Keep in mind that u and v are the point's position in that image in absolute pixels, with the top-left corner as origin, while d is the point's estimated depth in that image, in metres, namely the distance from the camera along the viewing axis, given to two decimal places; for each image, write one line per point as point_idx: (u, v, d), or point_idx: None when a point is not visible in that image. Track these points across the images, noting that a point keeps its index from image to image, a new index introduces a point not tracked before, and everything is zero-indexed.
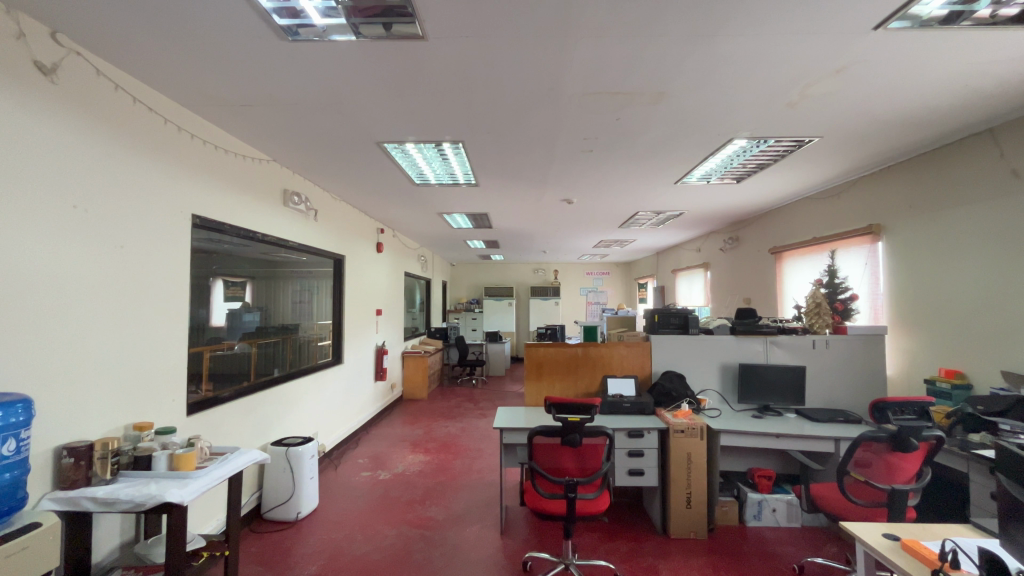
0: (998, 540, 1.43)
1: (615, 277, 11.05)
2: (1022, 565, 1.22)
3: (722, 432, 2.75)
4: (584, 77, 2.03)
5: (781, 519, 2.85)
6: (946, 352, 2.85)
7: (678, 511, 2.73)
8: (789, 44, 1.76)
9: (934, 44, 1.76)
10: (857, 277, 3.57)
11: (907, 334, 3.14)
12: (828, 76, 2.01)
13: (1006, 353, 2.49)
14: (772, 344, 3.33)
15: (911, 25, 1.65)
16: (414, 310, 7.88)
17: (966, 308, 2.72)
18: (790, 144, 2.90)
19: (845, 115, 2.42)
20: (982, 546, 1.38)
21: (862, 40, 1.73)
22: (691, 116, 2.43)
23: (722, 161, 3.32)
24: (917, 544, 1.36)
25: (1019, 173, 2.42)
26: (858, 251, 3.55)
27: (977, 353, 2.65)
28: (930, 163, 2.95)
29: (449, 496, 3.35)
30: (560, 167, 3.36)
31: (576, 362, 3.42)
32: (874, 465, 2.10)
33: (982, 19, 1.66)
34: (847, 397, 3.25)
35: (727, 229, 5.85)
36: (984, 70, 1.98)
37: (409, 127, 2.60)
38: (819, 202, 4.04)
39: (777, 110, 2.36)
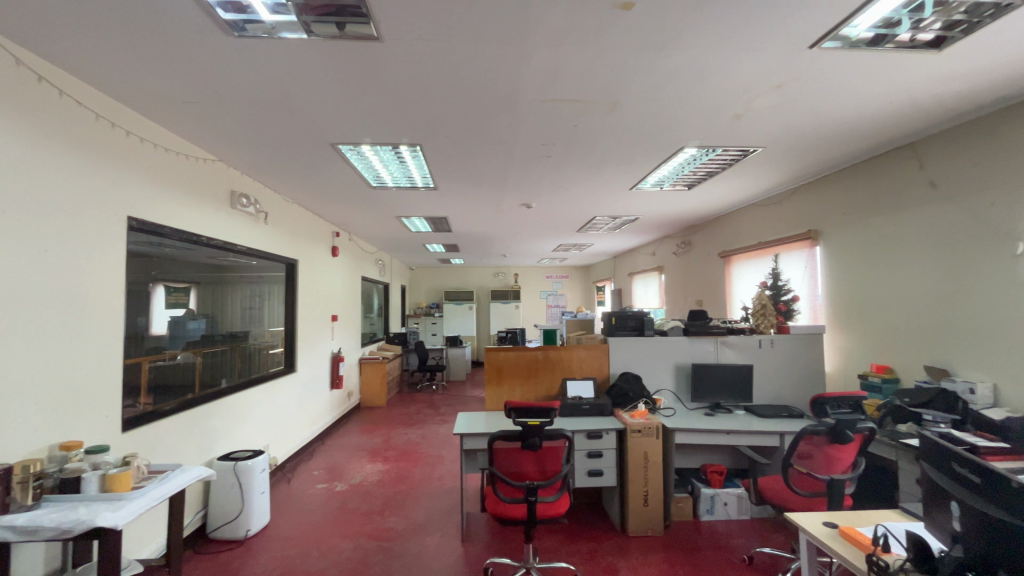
0: (922, 523, 1.54)
1: (574, 280, 11.25)
2: (940, 545, 1.32)
3: (675, 430, 2.83)
4: (541, 84, 2.05)
5: (733, 512, 2.97)
6: (877, 349, 3.06)
7: (636, 509, 2.79)
8: (733, 58, 1.85)
9: (862, 64, 1.90)
10: (798, 279, 3.79)
11: (843, 333, 3.36)
12: (769, 91, 2.13)
13: (929, 348, 2.70)
14: (722, 344, 3.47)
15: (842, 45, 1.76)
16: (373, 315, 7.71)
17: (894, 308, 2.93)
18: (736, 153, 3.05)
19: (785, 127, 2.57)
20: (910, 529, 1.47)
21: (799, 58, 1.84)
22: (644, 124, 2.51)
23: (673, 169, 3.44)
24: (852, 531, 1.44)
25: (936, 184, 2.65)
26: (799, 255, 3.77)
27: (905, 349, 2.85)
28: (860, 174, 3.18)
29: (409, 505, 3.28)
30: (519, 172, 3.38)
31: (536, 366, 3.44)
32: (815, 456, 2.22)
33: (902, 42, 1.80)
34: (790, 394, 3.44)
35: (680, 234, 6.08)
36: (906, 89, 2.15)
37: (365, 129, 2.55)
38: (763, 209, 4.26)
39: (723, 121, 2.48)
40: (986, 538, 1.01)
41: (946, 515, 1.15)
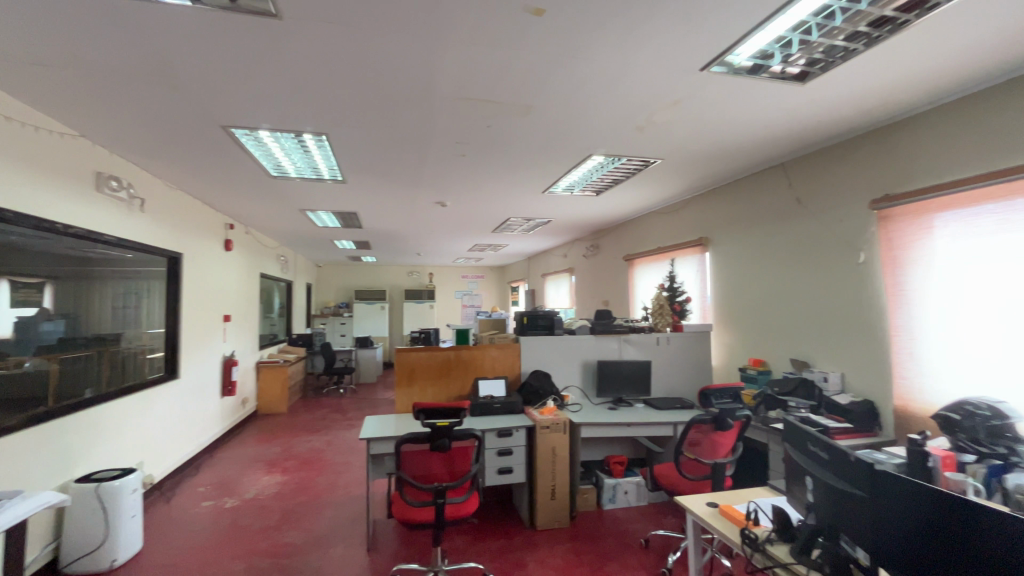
0: (784, 497, 1.75)
1: (489, 280, 11.33)
2: (797, 515, 1.52)
3: (582, 425, 2.95)
4: (455, 82, 2.03)
5: (632, 499, 3.17)
6: (754, 345, 3.44)
7: (544, 503, 2.87)
8: (636, 73, 1.97)
9: (744, 90, 2.12)
10: (691, 281, 4.14)
11: (727, 331, 3.73)
12: (667, 107, 2.31)
13: (794, 343, 3.09)
14: (625, 342, 3.68)
15: (727, 70, 1.96)
16: (273, 315, 7.15)
17: (768, 309, 3.32)
18: (639, 163, 3.26)
19: (681, 142, 2.79)
20: (775, 504, 1.67)
21: (692, 79, 2.01)
22: (556, 130, 2.59)
23: (583, 174, 3.59)
24: (730, 508, 1.60)
25: (801, 201, 3.04)
26: (692, 260, 4.13)
27: (776, 345, 3.24)
28: (742, 189, 3.55)
29: (310, 517, 3.08)
30: (433, 169, 3.33)
31: (448, 366, 3.40)
32: (703, 443, 2.43)
33: (775, 73, 2.03)
34: (683, 387, 3.74)
35: (589, 238, 6.37)
36: (778, 116, 2.45)
37: (264, 114, 2.35)
38: (662, 216, 4.61)
39: (628, 132, 2.64)
40: (832, 508, 1.15)
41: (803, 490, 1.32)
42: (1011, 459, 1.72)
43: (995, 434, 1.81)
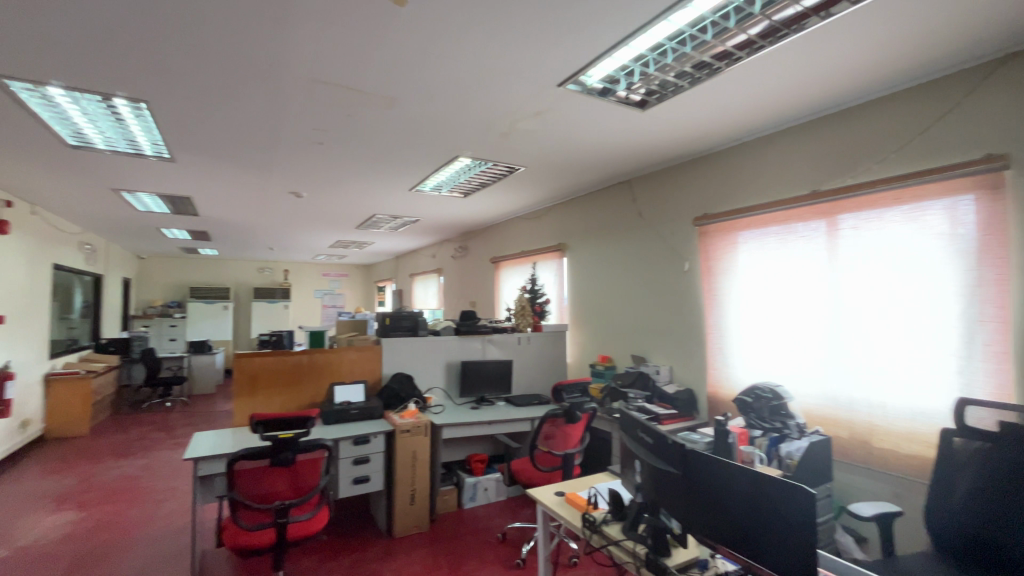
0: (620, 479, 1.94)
1: (353, 279, 10.70)
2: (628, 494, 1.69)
3: (443, 426, 2.92)
4: (308, 63, 1.87)
5: (492, 496, 3.25)
6: (603, 343, 3.79)
7: (403, 509, 2.79)
8: (499, 80, 2.02)
9: (596, 109, 2.31)
10: (550, 284, 4.41)
11: (581, 330, 4.05)
12: (529, 117, 2.41)
13: (635, 341, 3.47)
14: (488, 341, 3.77)
15: (580, 89, 2.11)
16: (73, 316, 5.83)
17: (614, 310, 3.67)
18: (504, 169, 3.36)
19: (542, 152, 2.95)
20: (612, 486, 1.83)
21: (551, 93, 2.14)
22: (422, 127, 2.54)
23: (450, 175, 3.59)
24: (575, 495, 1.71)
25: (642, 214, 3.43)
26: (551, 264, 4.39)
27: (620, 342, 3.61)
28: (595, 200, 3.89)
29: (114, 559, 2.56)
30: (286, 156, 3.02)
31: (299, 371, 3.12)
32: (557, 436, 2.59)
33: (621, 98, 2.22)
34: (541, 383, 3.95)
35: (458, 239, 6.40)
36: (624, 138, 2.72)
37: (53, 67, 1.89)
38: (526, 221, 4.83)
39: (493, 137, 2.70)
40: (655, 487, 1.30)
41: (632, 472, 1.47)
42: (785, 431, 2.16)
43: (775, 411, 2.22)
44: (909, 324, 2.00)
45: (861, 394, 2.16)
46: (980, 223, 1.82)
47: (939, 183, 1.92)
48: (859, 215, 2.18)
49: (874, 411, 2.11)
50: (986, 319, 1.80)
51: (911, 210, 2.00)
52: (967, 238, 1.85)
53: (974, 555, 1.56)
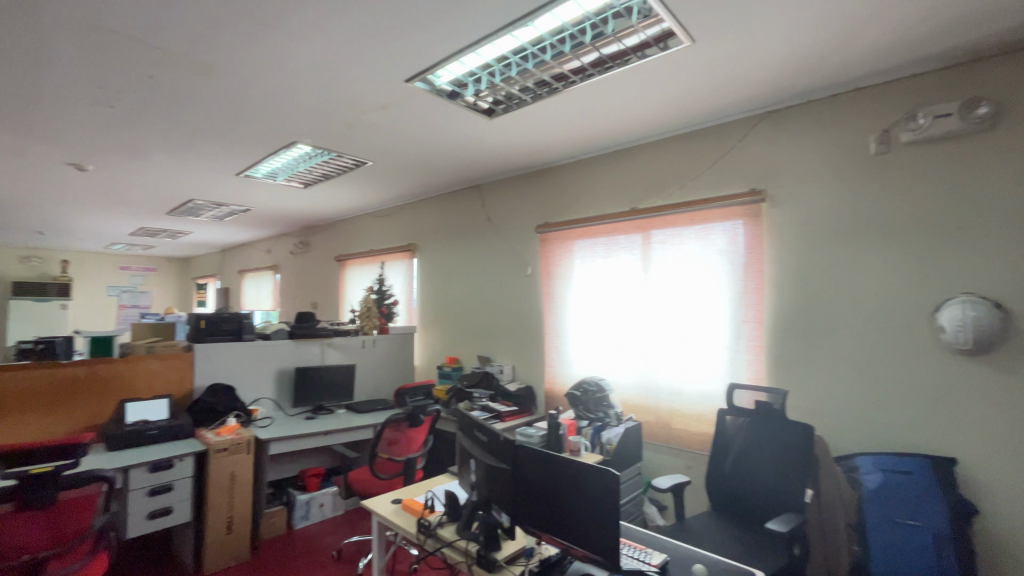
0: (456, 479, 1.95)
1: (163, 274, 9.02)
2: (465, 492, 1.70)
3: (271, 441, 2.59)
4: (86, 4, 1.50)
5: (328, 512, 3.01)
6: (451, 344, 3.81)
7: (216, 541, 2.42)
8: (340, 66, 1.88)
9: (445, 111, 2.30)
10: (399, 285, 4.28)
11: (430, 332, 4.01)
12: (375, 110, 2.30)
13: (481, 342, 3.56)
14: (328, 345, 3.48)
15: (428, 88, 2.08)
16: None
17: (463, 312, 3.72)
18: (350, 161, 3.16)
19: (391, 148, 2.85)
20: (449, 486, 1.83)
21: (398, 88, 2.07)
22: (249, 105, 2.25)
23: (288, 163, 3.25)
24: (412, 501, 1.67)
25: (490, 219, 3.54)
26: (400, 264, 4.27)
27: (467, 344, 3.67)
28: (446, 202, 3.90)
29: None
30: (57, 117, 2.39)
31: (72, 388, 2.52)
32: (400, 441, 2.50)
33: (469, 103, 2.25)
34: (387, 388, 3.81)
35: (298, 233, 5.84)
36: (474, 143, 2.78)
37: None
38: (375, 219, 4.62)
39: (336, 126, 2.51)
40: (488, 484, 1.35)
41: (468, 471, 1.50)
42: (606, 420, 2.44)
43: (599, 403, 2.49)
44: (698, 323, 2.41)
45: (664, 383, 2.52)
46: (746, 242, 2.28)
47: (720, 208, 2.36)
48: (666, 231, 2.55)
49: (673, 397, 2.49)
50: (748, 319, 2.26)
51: (702, 229, 2.42)
52: (738, 253, 2.30)
53: (738, 507, 1.95)
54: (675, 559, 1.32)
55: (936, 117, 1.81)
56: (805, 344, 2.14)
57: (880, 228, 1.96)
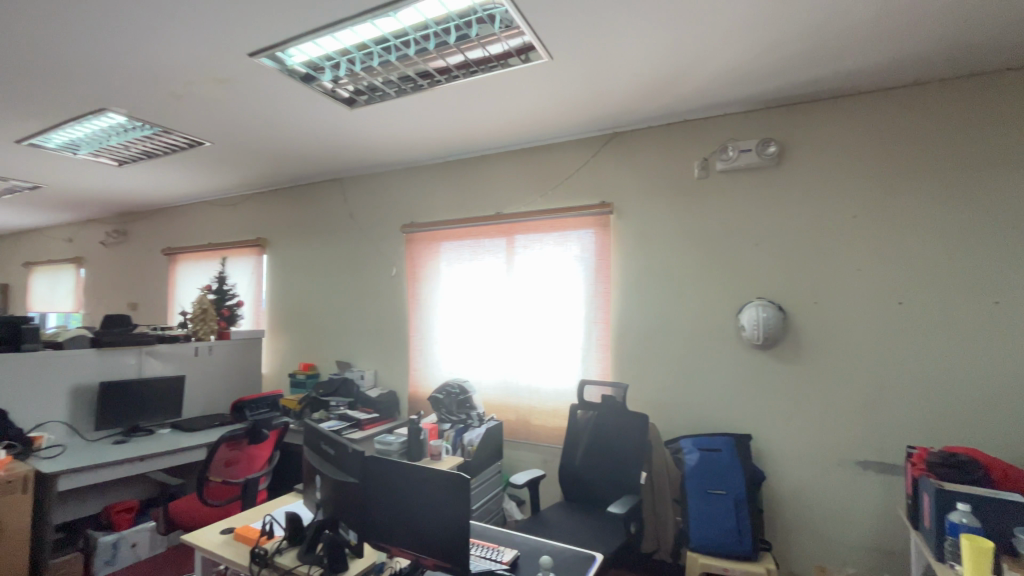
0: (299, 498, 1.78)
1: None
2: (311, 513, 1.56)
3: (58, 475, 2.09)
4: None
5: (144, 553, 2.51)
6: (306, 350, 3.50)
7: None
8: (163, 27, 1.60)
9: (298, 94, 2.10)
10: (245, 285, 3.80)
11: (281, 336, 3.64)
12: (212, 83, 2.01)
13: (341, 347, 3.34)
14: (148, 354, 2.91)
15: (278, 67, 1.87)
16: None
17: (320, 314, 3.45)
18: (181, 140, 2.72)
19: (234, 129, 2.52)
20: (290, 508, 1.66)
21: (241, 62, 1.83)
22: (33, 56, 1.79)
23: (93, 134, 2.67)
24: (247, 528, 1.49)
25: (353, 216, 3.34)
26: (247, 261, 3.80)
27: (325, 349, 3.41)
28: (303, 195, 3.58)
29: None
30: None
31: None
32: (240, 460, 2.22)
33: (326, 89, 2.09)
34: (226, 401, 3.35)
35: (111, 220, 4.85)
36: (334, 134, 2.59)
37: None
38: (216, 209, 4.05)
39: (160, 96, 2.13)
40: (335, 504, 1.25)
41: (314, 490, 1.38)
42: (469, 421, 2.46)
43: (462, 404, 2.49)
44: (555, 324, 2.56)
45: (524, 382, 2.63)
46: (597, 250, 2.49)
47: (575, 218, 2.54)
48: (528, 236, 2.66)
49: (532, 395, 2.61)
50: (598, 320, 2.46)
51: (560, 236, 2.58)
52: (590, 260, 2.50)
53: (587, 494, 2.12)
54: (524, 554, 1.37)
55: (741, 151, 2.18)
56: (643, 343, 2.40)
57: (700, 242, 2.30)
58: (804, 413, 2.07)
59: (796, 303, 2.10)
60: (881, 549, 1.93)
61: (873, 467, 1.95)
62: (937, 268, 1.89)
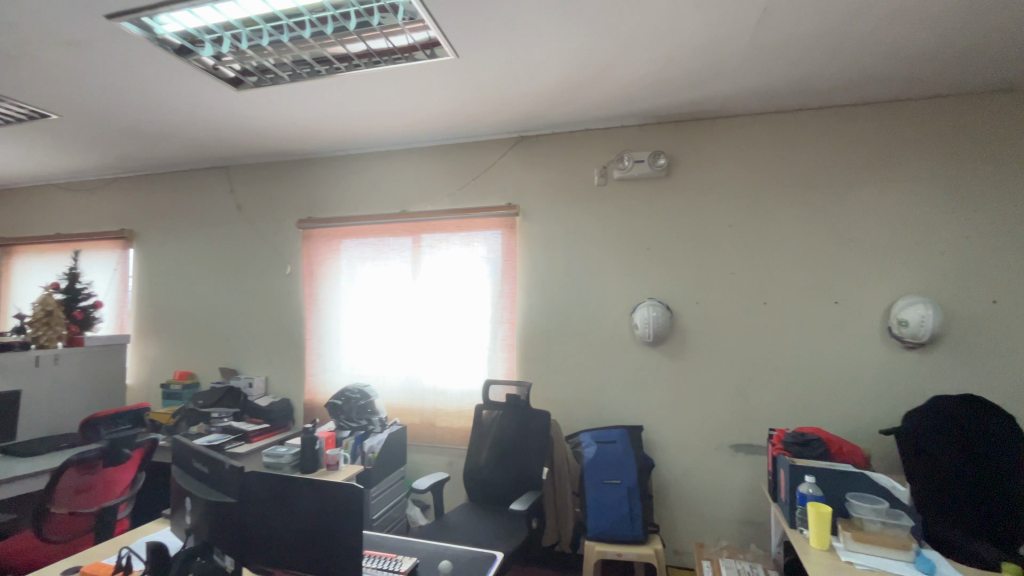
0: (167, 525, 1.58)
1: None
2: (181, 541, 1.42)
3: None
4: None
5: None
6: (182, 357, 3.12)
7: None
8: None
9: (173, 67, 1.86)
10: (104, 283, 3.29)
11: (151, 341, 3.21)
12: (57, 46, 1.71)
13: (225, 352, 3.02)
14: None
15: (144, 34, 1.63)
16: None
17: (200, 316, 3.09)
18: (17, 110, 2.28)
19: (89, 101, 2.17)
20: (155, 538, 1.47)
21: (96, 24, 1.58)
22: None
23: None
24: (97, 566, 1.28)
25: (241, 208, 3.04)
26: (107, 256, 3.29)
27: (206, 355, 3.07)
28: (180, 182, 3.19)
29: None
30: None
31: None
32: (94, 486, 1.90)
33: (207, 66, 1.87)
34: None
35: None
36: (218, 117, 2.34)
37: None
38: (67, 193, 3.46)
39: None
40: (210, 529, 1.13)
41: (184, 515, 1.23)
42: (370, 428, 2.36)
43: (362, 410, 2.38)
44: (461, 326, 2.54)
45: (429, 385, 2.58)
46: (503, 251, 2.51)
47: (482, 218, 2.55)
48: (434, 236, 2.62)
49: (437, 397, 2.57)
50: (503, 320, 2.49)
51: (466, 237, 2.57)
52: (496, 261, 2.52)
53: (491, 493, 2.13)
54: (423, 561, 1.34)
55: (635, 161, 2.32)
56: (547, 342, 2.47)
57: (599, 246, 2.42)
58: (687, 404, 2.26)
59: (681, 303, 2.30)
60: (748, 522, 2.17)
61: (743, 449, 2.19)
62: (792, 274, 2.18)
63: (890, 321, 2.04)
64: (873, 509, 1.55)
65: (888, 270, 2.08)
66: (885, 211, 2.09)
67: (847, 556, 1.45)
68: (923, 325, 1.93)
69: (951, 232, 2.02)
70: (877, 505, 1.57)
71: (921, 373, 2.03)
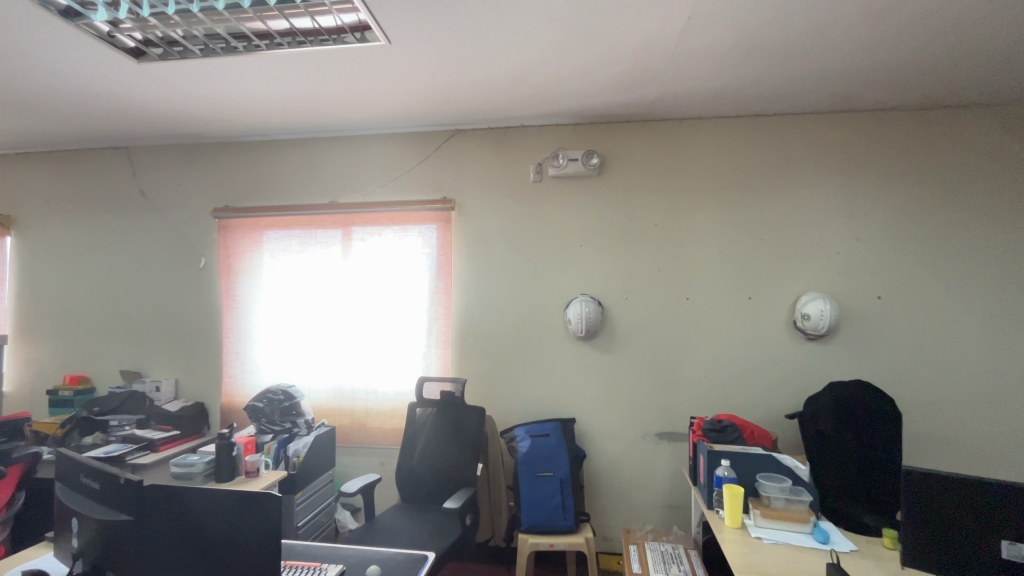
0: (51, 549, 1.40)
1: None
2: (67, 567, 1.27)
3: None
4: None
5: None
6: (73, 359, 2.78)
7: None
8: None
9: (56, 30, 1.64)
10: None
11: (34, 342, 2.83)
12: None
13: (126, 352, 2.74)
14: None
15: None
16: None
17: (96, 313, 2.77)
18: None
19: None
20: (36, 565, 1.30)
21: None
22: None
23: None
24: None
25: (145, 194, 2.76)
26: None
27: (103, 357, 2.76)
28: (70, 163, 2.83)
29: None
30: None
31: None
32: None
33: (100, 32, 1.67)
34: None
35: None
36: (115, 91, 2.10)
37: None
38: None
39: None
40: (103, 549, 1.03)
41: (69, 536, 1.11)
42: (294, 431, 2.23)
43: (286, 412, 2.24)
44: (394, 322, 2.47)
45: (360, 384, 2.49)
46: (438, 245, 2.47)
47: (416, 212, 2.49)
48: (366, 228, 2.52)
49: (368, 397, 2.48)
50: (438, 316, 2.46)
51: (400, 229, 2.50)
52: (431, 255, 2.47)
53: (425, 491, 2.10)
54: (350, 567, 1.28)
55: (568, 160, 2.36)
56: (482, 337, 2.46)
57: (534, 241, 2.44)
58: (616, 395, 2.35)
59: (611, 299, 2.38)
60: (671, 505, 2.30)
61: (667, 437, 2.32)
62: (711, 271, 2.33)
63: (795, 315, 2.24)
64: (779, 487, 1.68)
65: (794, 268, 2.28)
66: (792, 214, 2.28)
67: (757, 532, 1.58)
68: (822, 318, 2.13)
69: (846, 234, 2.25)
70: (783, 483, 1.70)
71: (819, 362, 2.24)
